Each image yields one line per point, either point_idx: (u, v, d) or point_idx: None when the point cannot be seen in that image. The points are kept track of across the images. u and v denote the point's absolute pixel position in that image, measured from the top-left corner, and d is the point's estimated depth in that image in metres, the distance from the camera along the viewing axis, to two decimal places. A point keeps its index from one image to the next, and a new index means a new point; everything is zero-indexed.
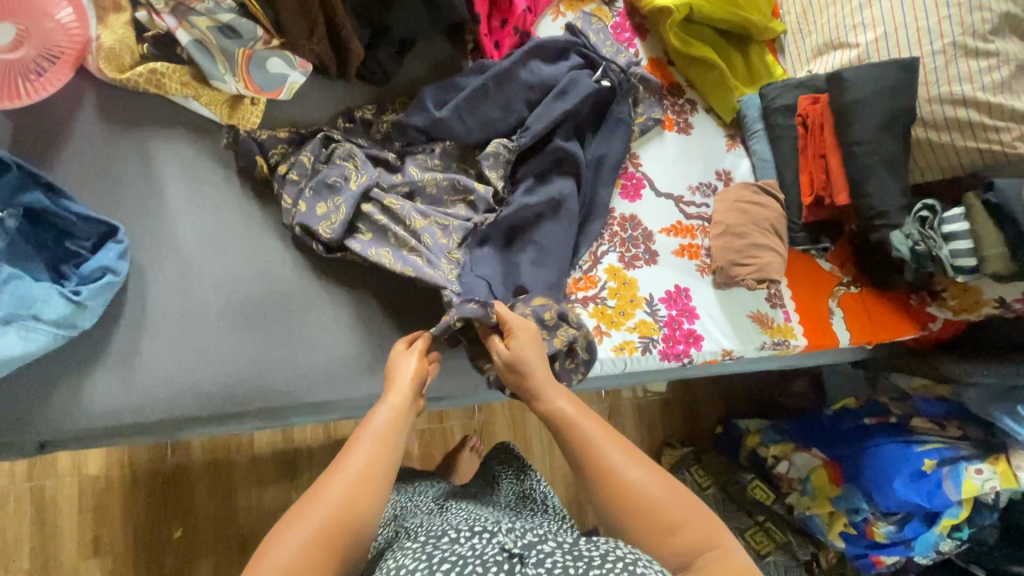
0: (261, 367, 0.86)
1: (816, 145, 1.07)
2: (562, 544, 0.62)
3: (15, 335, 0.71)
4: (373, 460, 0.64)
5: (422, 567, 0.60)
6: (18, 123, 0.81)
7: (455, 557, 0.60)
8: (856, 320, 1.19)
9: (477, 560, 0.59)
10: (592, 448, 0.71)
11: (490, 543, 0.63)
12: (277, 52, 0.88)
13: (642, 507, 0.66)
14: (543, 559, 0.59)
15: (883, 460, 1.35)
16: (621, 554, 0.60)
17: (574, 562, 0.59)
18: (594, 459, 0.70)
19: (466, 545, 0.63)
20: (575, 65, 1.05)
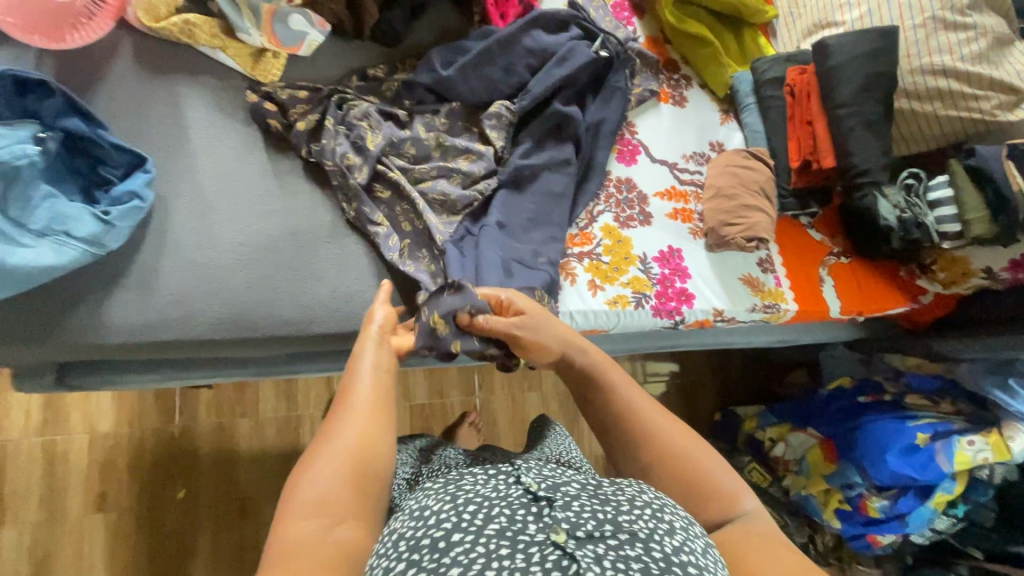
0: (269, 296, 0.92)
1: (803, 112, 1.13)
2: (587, 486, 0.57)
3: (49, 247, 0.77)
4: (371, 409, 0.66)
5: (446, 508, 0.52)
6: (62, 63, 0.88)
7: (480, 498, 0.52)
8: (847, 289, 1.22)
9: (502, 501, 0.52)
10: (634, 416, 0.72)
11: (512, 484, 0.55)
12: (299, 9, 0.96)
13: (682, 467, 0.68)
14: (570, 502, 0.52)
15: (876, 434, 1.36)
16: (648, 500, 0.56)
17: (602, 505, 0.54)
18: (635, 423, 0.72)
19: (489, 485, 0.55)
20: (575, 35, 1.11)
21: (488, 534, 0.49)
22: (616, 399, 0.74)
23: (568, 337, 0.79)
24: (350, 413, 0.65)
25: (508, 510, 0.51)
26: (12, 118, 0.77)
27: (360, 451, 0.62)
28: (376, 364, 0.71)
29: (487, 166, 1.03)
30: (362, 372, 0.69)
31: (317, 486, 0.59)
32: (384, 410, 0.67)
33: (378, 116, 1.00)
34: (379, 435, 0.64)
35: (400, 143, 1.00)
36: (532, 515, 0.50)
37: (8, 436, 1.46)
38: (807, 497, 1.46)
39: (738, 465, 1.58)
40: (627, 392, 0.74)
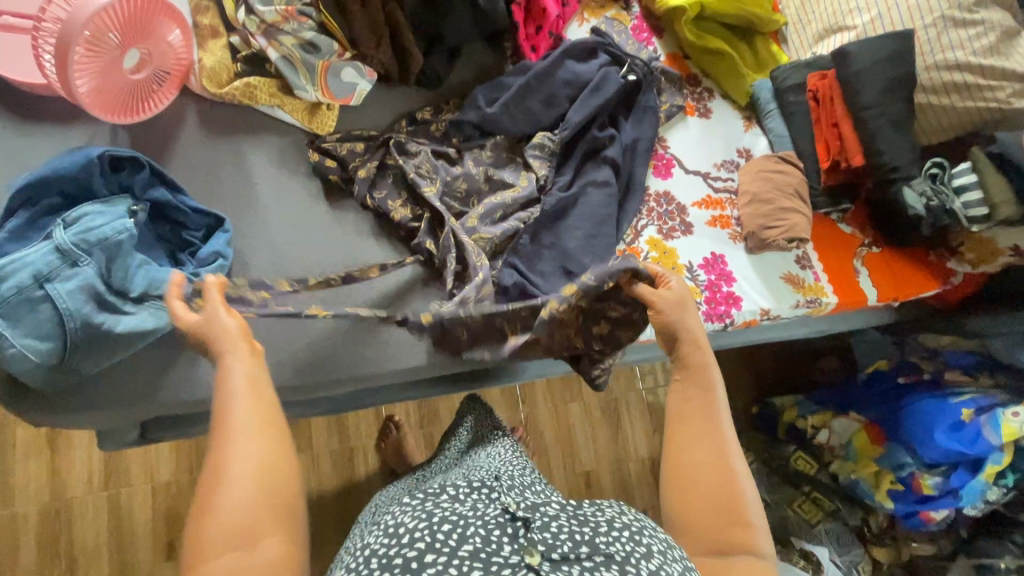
0: (344, 334, 0.97)
1: (829, 116, 1.19)
2: (566, 506, 0.66)
3: (148, 312, 0.81)
4: (252, 416, 0.64)
5: (422, 527, 0.60)
6: (135, 135, 0.93)
7: (456, 518, 0.60)
8: (882, 277, 1.27)
9: (479, 521, 0.60)
10: (699, 419, 0.78)
11: (491, 504, 0.63)
12: (350, 63, 1.01)
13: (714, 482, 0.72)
14: (548, 523, 0.62)
15: (921, 413, 1.41)
16: (627, 522, 0.65)
17: (580, 527, 0.63)
18: (707, 427, 0.77)
19: (467, 505, 0.63)
20: (604, 62, 1.16)
21: (462, 556, 0.57)
22: (696, 404, 0.79)
23: (693, 330, 0.84)
24: (235, 424, 0.64)
25: (484, 531, 0.59)
26: (106, 195, 0.82)
27: (254, 468, 0.61)
28: (241, 363, 0.69)
29: (530, 195, 1.07)
30: (224, 373, 0.67)
31: (218, 523, 0.58)
32: (268, 418, 0.65)
33: (432, 159, 1.04)
34: (274, 446, 0.64)
35: (453, 184, 1.04)
36: (508, 537, 0.59)
37: (73, 493, 1.48)
38: (856, 481, 1.51)
39: (783, 455, 1.64)
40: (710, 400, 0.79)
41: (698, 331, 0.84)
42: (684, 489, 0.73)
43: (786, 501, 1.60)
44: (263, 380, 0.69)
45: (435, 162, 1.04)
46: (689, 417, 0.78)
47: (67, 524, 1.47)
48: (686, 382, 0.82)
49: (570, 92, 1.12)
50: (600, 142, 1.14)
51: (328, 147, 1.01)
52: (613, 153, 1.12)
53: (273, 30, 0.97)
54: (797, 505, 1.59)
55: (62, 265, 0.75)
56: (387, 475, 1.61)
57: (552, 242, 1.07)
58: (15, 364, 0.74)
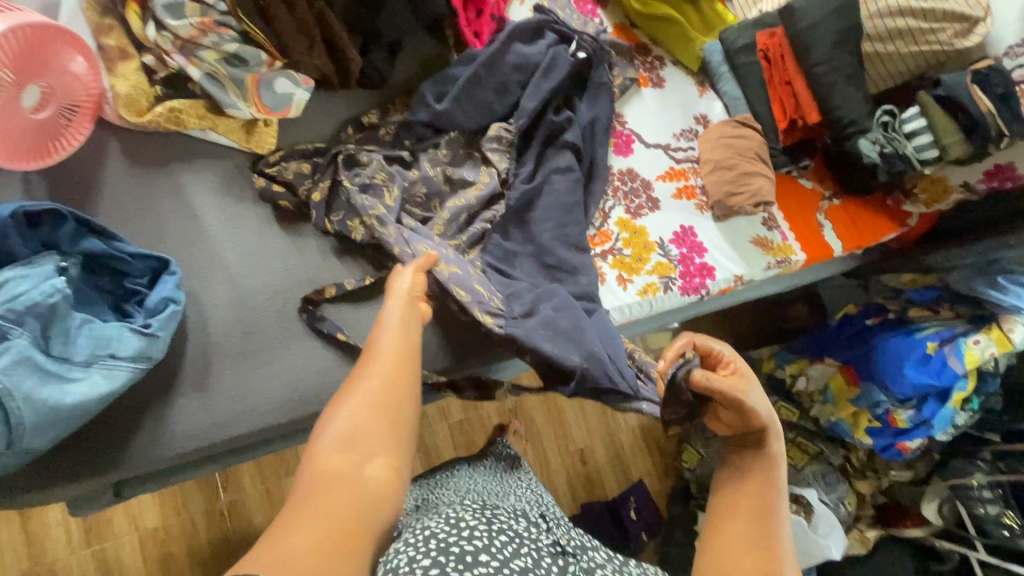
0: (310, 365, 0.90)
1: (781, 74, 1.18)
2: (612, 560, 0.65)
3: (100, 374, 0.74)
4: (395, 350, 0.69)
5: (482, 527, 0.58)
6: (51, 179, 0.84)
7: (512, 533, 0.59)
8: (844, 228, 1.29)
9: (530, 543, 0.60)
10: (758, 510, 0.67)
11: (543, 534, 0.63)
12: (282, 72, 0.93)
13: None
14: (593, 564, 0.61)
15: (890, 351, 1.47)
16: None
17: (622, 573, 0.62)
18: (763, 526, 0.66)
19: (519, 525, 0.62)
20: (551, 42, 1.11)
21: (513, 568, 0.55)
22: (760, 491, 0.69)
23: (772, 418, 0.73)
24: (377, 351, 0.69)
25: (535, 555, 0.58)
26: (28, 255, 0.74)
27: (381, 392, 0.66)
28: (403, 320, 0.73)
29: (492, 190, 1.03)
30: (388, 327, 0.72)
31: (340, 427, 0.63)
32: (405, 363, 0.69)
33: (386, 166, 0.99)
34: (401, 374, 0.68)
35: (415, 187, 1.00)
36: (558, 568, 0.59)
37: (54, 556, 1.41)
38: (836, 423, 1.57)
39: None
40: (772, 492, 0.69)
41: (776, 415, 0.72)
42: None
43: None
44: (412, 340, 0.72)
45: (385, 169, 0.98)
46: (744, 506, 0.68)
47: None
48: (750, 465, 0.71)
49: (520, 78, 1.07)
50: (557, 126, 1.10)
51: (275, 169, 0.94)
52: (573, 137, 1.08)
53: (192, 46, 0.89)
54: None
55: None
56: None
57: (522, 237, 1.04)
58: None
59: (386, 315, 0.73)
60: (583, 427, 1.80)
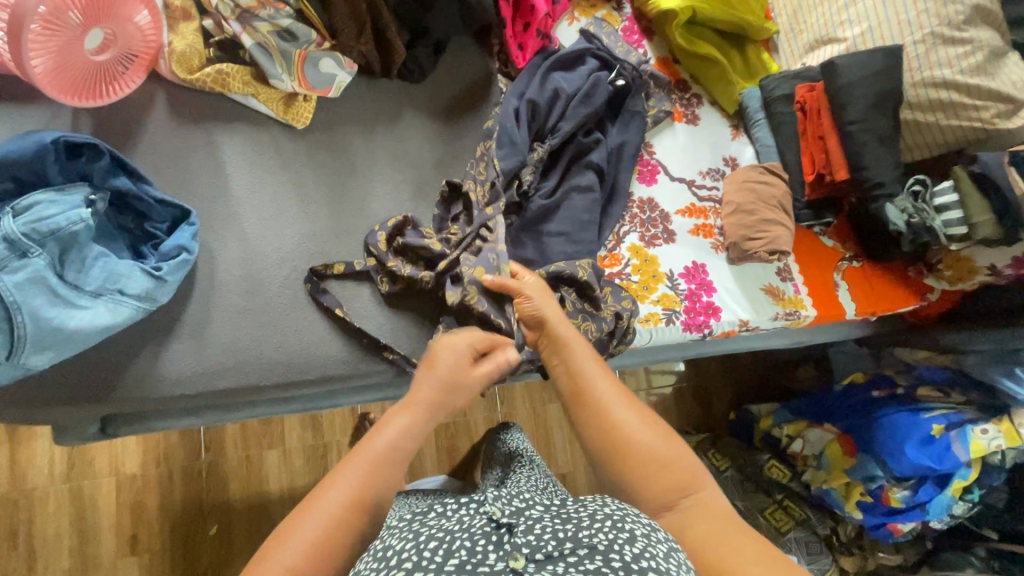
0: (307, 333, 0.92)
1: (815, 129, 1.18)
2: (549, 509, 0.61)
3: (105, 307, 0.77)
4: (376, 465, 0.68)
5: (409, 547, 0.56)
6: (97, 118, 0.89)
7: (443, 534, 0.56)
8: (861, 292, 1.27)
9: (464, 534, 0.56)
10: (595, 399, 0.74)
11: (477, 515, 0.59)
12: (328, 53, 0.98)
13: (645, 462, 0.68)
14: (532, 526, 0.57)
15: (892, 427, 1.43)
16: (609, 513, 0.60)
17: (563, 523, 0.58)
18: (601, 410, 0.73)
19: (452, 521, 0.59)
20: (592, 68, 1.14)
21: (448, 570, 0.52)
22: (588, 380, 0.76)
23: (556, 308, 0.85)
24: (356, 466, 0.67)
25: (469, 543, 0.55)
26: (62, 182, 0.78)
27: (334, 528, 0.62)
28: (401, 435, 0.71)
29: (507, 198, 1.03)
30: (386, 437, 0.70)
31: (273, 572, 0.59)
32: (372, 494, 0.66)
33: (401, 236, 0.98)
34: (371, 496, 0.66)
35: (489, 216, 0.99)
36: (493, 545, 0.55)
37: (34, 484, 1.44)
38: (827, 492, 1.52)
39: (757, 462, 1.65)
40: (592, 373, 0.76)
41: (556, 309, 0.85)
42: (636, 485, 0.68)
43: (759, 508, 1.60)
44: (396, 471, 0.69)
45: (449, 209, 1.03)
46: (587, 408, 0.73)
47: (27, 516, 1.43)
48: (566, 362, 0.79)
49: (557, 95, 1.09)
50: (585, 146, 1.11)
51: (306, 151, 0.99)
52: (598, 158, 1.10)
53: (248, 16, 0.93)
54: (769, 512, 1.60)
55: (10, 256, 0.71)
56: None
57: (533, 247, 1.05)
58: None
59: (387, 431, 0.70)
60: (569, 451, 1.79)
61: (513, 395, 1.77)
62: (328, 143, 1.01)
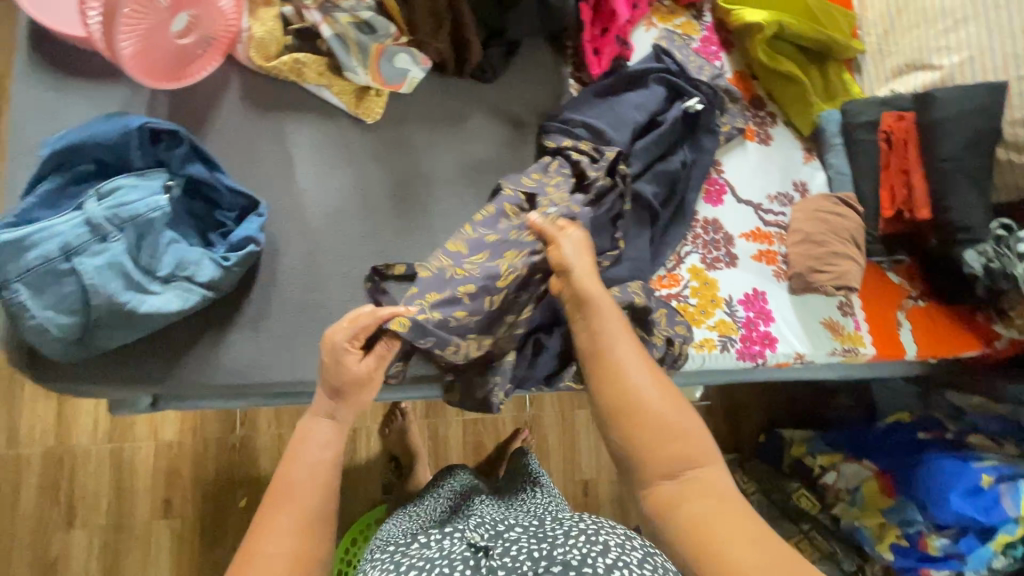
0: None
1: (899, 160, 1.12)
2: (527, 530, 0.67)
3: (174, 294, 0.78)
4: (313, 475, 0.69)
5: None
6: (174, 100, 0.89)
7: (423, 562, 0.64)
8: (924, 332, 1.21)
9: (445, 561, 0.63)
10: (616, 363, 0.73)
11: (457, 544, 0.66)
12: (405, 48, 0.96)
13: (660, 430, 0.69)
14: (507, 549, 0.62)
15: (939, 473, 1.38)
16: (584, 528, 0.65)
17: (537, 542, 0.63)
18: (618, 373, 0.72)
19: (432, 551, 0.66)
20: (659, 93, 1.10)
21: None
22: (609, 342, 0.75)
23: (590, 264, 0.83)
24: (290, 469, 0.69)
25: (449, 568, 0.61)
26: (143, 167, 0.78)
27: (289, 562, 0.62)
28: (329, 435, 0.74)
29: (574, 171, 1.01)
30: (313, 443, 0.72)
31: None
32: (318, 495, 0.67)
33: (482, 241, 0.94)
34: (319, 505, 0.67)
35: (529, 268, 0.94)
36: (470, 568, 0.61)
37: (77, 442, 1.49)
38: (858, 529, 1.45)
39: (785, 490, 1.60)
40: (615, 335, 0.76)
41: (590, 264, 0.82)
42: (641, 449, 0.69)
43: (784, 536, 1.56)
44: (331, 470, 0.71)
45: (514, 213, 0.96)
46: (605, 374, 0.73)
47: (69, 471, 1.48)
48: (588, 320, 0.78)
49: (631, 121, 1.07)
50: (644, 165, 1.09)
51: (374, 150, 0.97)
52: (660, 176, 1.08)
53: (330, 6, 0.92)
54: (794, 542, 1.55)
55: (91, 239, 0.72)
56: (388, 460, 1.63)
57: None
58: (37, 336, 0.71)
59: (309, 436, 0.73)
60: (593, 457, 1.78)
61: (543, 397, 1.76)
62: (397, 140, 0.99)
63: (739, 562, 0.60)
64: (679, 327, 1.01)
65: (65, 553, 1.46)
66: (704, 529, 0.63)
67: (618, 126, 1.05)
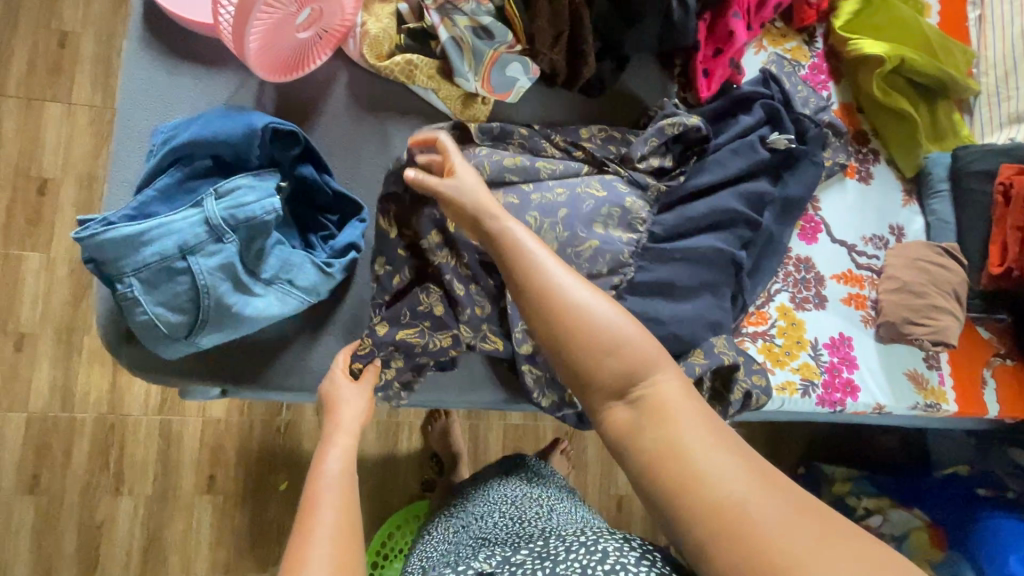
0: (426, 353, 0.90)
1: (1016, 217, 1.06)
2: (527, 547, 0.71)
3: (277, 298, 0.76)
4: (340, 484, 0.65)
5: None
6: (282, 93, 0.86)
7: None
8: (1010, 394, 1.16)
9: None
10: (540, 287, 0.58)
11: None
12: (518, 57, 0.91)
13: (593, 351, 0.55)
14: None
15: (998, 532, 1.35)
16: (585, 542, 0.69)
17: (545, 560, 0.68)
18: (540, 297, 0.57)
19: None
20: (758, 118, 1.04)
21: None
22: (524, 266, 0.59)
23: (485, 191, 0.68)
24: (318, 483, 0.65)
25: None
26: (257, 166, 0.76)
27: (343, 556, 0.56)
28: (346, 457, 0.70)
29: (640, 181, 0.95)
30: (331, 470, 0.67)
31: None
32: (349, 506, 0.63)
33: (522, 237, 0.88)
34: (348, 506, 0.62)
35: (579, 250, 0.88)
36: None
37: (129, 411, 1.41)
38: None
39: None
40: (524, 254, 0.60)
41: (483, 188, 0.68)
42: (583, 378, 0.56)
43: None
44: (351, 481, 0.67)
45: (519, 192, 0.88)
46: (525, 300, 0.58)
47: (119, 439, 1.40)
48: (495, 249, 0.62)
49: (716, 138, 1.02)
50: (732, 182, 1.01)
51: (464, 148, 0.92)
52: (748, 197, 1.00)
53: (449, 7, 0.88)
54: None
55: (207, 239, 0.70)
56: (428, 458, 1.62)
57: (665, 269, 0.93)
58: (145, 332, 0.70)
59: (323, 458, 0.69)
60: (629, 473, 1.77)
61: None
62: None
63: (720, 490, 0.48)
64: (758, 377, 0.95)
65: (111, 519, 1.38)
66: (667, 461, 0.51)
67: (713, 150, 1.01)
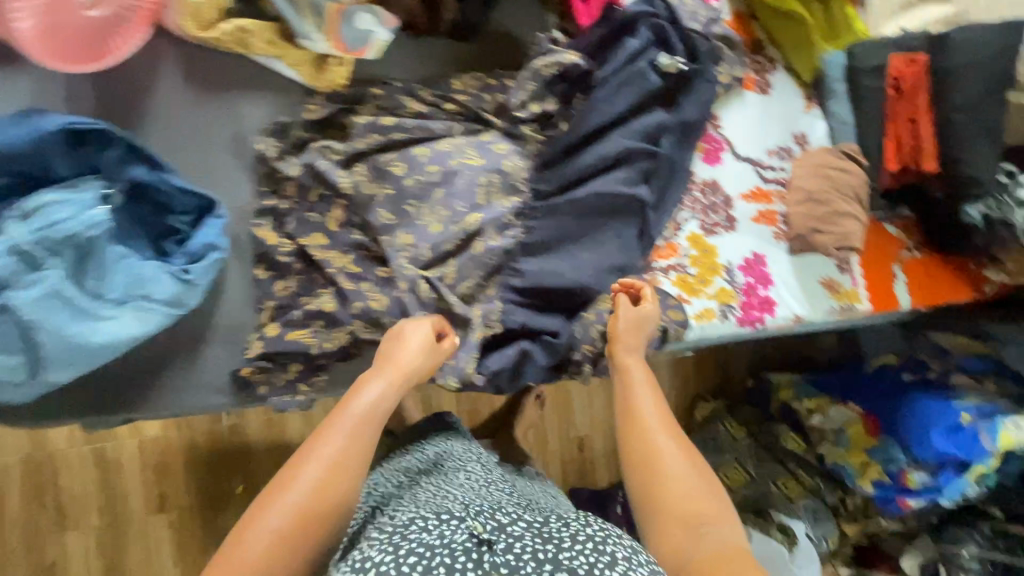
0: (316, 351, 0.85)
1: (907, 108, 1.06)
2: (532, 525, 0.59)
3: (132, 316, 0.69)
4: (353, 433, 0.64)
5: (387, 559, 0.53)
6: (100, 83, 0.75)
7: (422, 548, 0.54)
8: (919, 285, 1.20)
9: (445, 549, 0.54)
10: (646, 424, 0.71)
11: (458, 526, 0.57)
12: (367, 6, 0.82)
13: (675, 493, 0.65)
14: (513, 545, 0.55)
15: (922, 412, 1.42)
16: (591, 532, 0.58)
17: (543, 543, 0.55)
18: (644, 431, 0.70)
19: (433, 531, 0.56)
20: (644, 41, 0.97)
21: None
22: (642, 403, 0.73)
23: (637, 339, 0.82)
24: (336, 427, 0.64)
25: (449, 560, 0.53)
26: (70, 177, 0.68)
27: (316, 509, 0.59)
28: (380, 401, 0.67)
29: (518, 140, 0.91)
30: (361, 413, 0.66)
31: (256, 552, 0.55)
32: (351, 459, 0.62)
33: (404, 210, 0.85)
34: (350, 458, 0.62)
35: (463, 226, 0.86)
36: (474, 563, 0.53)
37: (54, 446, 1.31)
38: (842, 467, 1.50)
39: (773, 432, 1.66)
40: (647, 401, 0.73)
41: (637, 334, 0.82)
42: (659, 503, 0.65)
43: (772, 477, 1.60)
44: (372, 436, 0.65)
45: (391, 179, 0.84)
46: (632, 431, 0.70)
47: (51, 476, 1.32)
48: (625, 383, 0.76)
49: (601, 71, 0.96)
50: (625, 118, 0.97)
51: (326, 118, 0.84)
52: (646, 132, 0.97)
53: None
54: (782, 482, 1.59)
55: (21, 269, 0.63)
56: None
57: (554, 224, 0.92)
58: None
59: (357, 399, 0.66)
60: (587, 415, 1.80)
61: None
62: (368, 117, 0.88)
63: None
64: (673, 312, 0.97)
65: (62, 559, 1.32)
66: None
67: (599, 84, 0.95)
